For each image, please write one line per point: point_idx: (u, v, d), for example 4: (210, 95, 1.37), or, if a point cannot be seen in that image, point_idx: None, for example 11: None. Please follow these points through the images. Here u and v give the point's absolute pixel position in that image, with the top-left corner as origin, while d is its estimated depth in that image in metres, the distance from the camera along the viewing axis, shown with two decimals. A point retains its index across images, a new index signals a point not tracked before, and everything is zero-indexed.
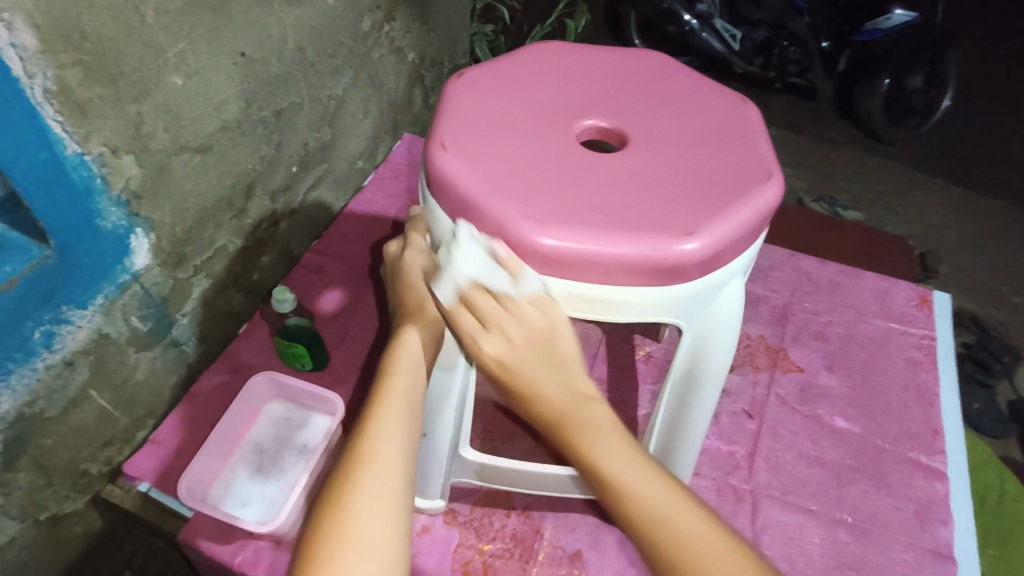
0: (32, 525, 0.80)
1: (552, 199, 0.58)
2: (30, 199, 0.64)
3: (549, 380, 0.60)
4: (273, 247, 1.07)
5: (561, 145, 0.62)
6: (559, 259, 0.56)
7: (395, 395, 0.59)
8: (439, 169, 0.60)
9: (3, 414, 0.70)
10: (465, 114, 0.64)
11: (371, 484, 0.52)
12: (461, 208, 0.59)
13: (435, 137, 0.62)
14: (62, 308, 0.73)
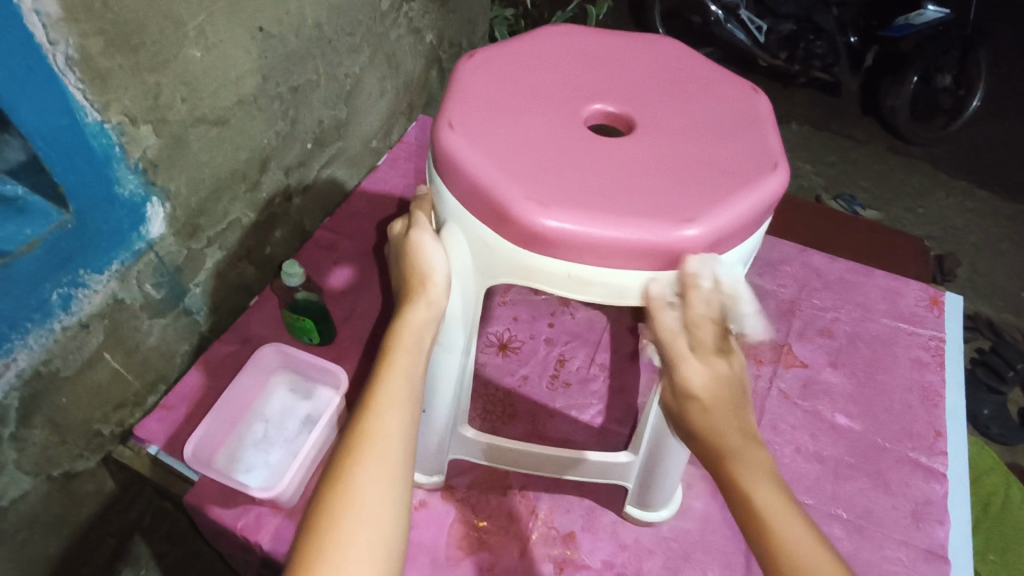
0: (46, 480, 0.83)
1: (555, 181, 0.58)
2: (50, 164, 0.66)
3: (727, 408, 0.59)
4: (287, 222, 1.09)
5: (567, 129, 0.63)
6: (559, 242, 0.57)
7: (399, 372, 0.60)
8: (446, 149, 0.60)
9: (20, 372, 0.73)
10: (475, 97, 0.64)
11: (370, 461, 0.53)
12: (467, 187, 0.60)
13: (443, 117, 0.62)
14: (79, 271, 0.75)
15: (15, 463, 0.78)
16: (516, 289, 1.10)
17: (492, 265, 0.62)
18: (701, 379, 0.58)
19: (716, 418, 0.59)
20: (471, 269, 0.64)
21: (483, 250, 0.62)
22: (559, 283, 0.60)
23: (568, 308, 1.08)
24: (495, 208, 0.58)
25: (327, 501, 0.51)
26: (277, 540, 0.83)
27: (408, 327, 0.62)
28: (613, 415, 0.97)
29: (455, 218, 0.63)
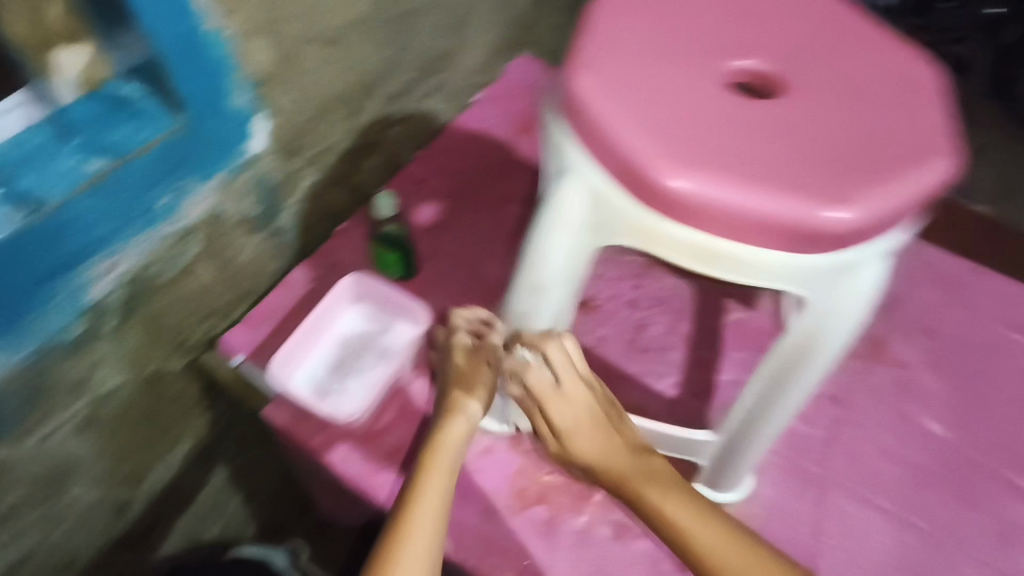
0: (140, 375, 0.88)
1: (693, 139, 0.54)
2: (173, 70, 0.66)
3: (601, 445, 0.69)
4: (379, 151, 1.08)
5: (710, 83, 0.58)
6: (689, 207, 0.53)
7: (438, 468, 0.68)
8: (575, 91, 0.57)
9: (125, 273, 0.76)
10: (611, 38, 0.60)
11: (417, 531, 0.63)
12: (594, 137, 0.56)
13: (574, 59, 0.59)
14: (185, 180, 0.76)
15: (114, 356, 0.82)
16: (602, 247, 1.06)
17: (608, 225, 0.59)
18: (586, 443, 0.69)
19: (621, 478, 0.67)
20: (582, 228, 0.60)
21: (602, 207, 0.58)
22: (681, 251, 0.56)
23: (654, 273, 1.04)
24: (620, 161, 0.55)
25: (383, 551, 0.62)
26: (347, 463, 0.86)
27: (445, 441, 0.71)
28: (689, 387, 0.94)
29: (572, 171, 0.59)
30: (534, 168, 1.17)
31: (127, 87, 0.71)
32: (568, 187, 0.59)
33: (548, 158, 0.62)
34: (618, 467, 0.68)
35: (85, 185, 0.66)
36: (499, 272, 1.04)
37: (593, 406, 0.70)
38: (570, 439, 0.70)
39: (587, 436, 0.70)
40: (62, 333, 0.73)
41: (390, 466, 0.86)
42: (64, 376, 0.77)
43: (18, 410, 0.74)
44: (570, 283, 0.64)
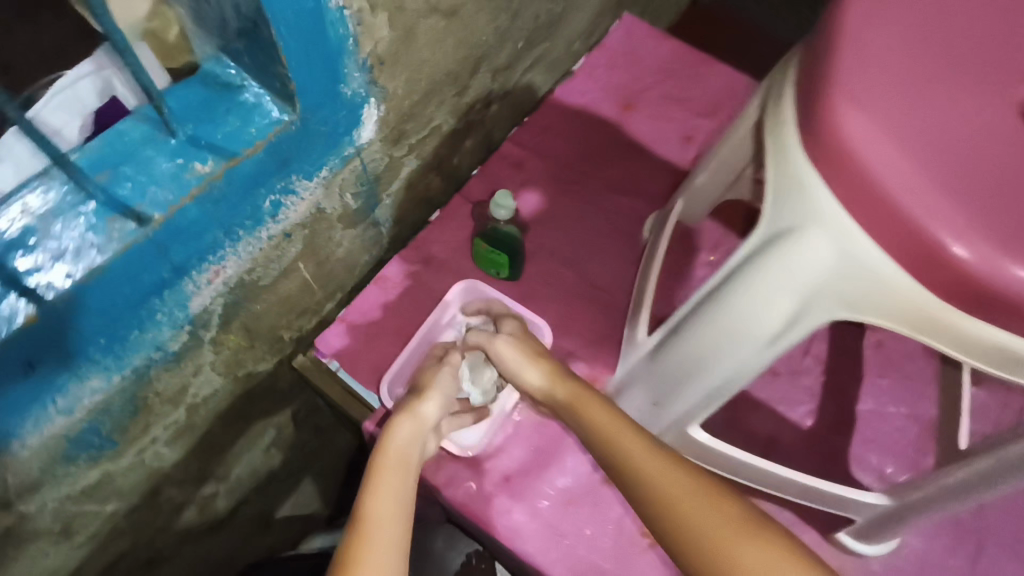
0: (232, 379, 0.81)
1: (993, 202, 0.44)
2: (288, 57, 0.55)
3: (613, 422, 0.60)
4: (479, 130, 0.97)
5: (1008, 120, 0.46)
6: (978, 288, 0.44)
7: (408, 435, 0.64)
8: (838, 112, 0.46)
9: (227, 279, 0.68)
10: (884, 36, 0.48)
11: (386, 495, 0.55)
12: (861, 184, 0.46)
13: (832, 66, 0.48)
14: (292, 178, 0.66)
15: (210, 365, 0.75)
16: (724, 249, 0.95)
17: (850, 292, 0.50)
18: (598, 418, 0.61)
19: (609, 430, 0.60)
20: (814, 289, 0.51)
21: (850, 270, 0.49)
22: (937, 330, 0.48)
23: None
24: (892, 220, 0.45)
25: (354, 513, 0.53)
26: (457, 488, 0.78)
27: (396, 442, 0.62)
28: (826, 419, 0.85)
29: (820, 219, 0.49)
30: (645, 151, 1.04)
31: (231, 68, 0.61)
32: (810, 237, 0.50)
33: (779, 192, 0.52)
34: (623, 448, 0.58)
35: (194, 191, 0.56)
36: (610, 274, 0.94)
37: (610, 404, 0.63)
38: (606, 437, 0.60)
39: (601, 409, 0.62)
40: (162, 348, 0.66)
41: (501, 495, 0.79)
42: (161, 390, 0.70)
43: (115, 429, 0.68)
44: (776, 346, 0.55)
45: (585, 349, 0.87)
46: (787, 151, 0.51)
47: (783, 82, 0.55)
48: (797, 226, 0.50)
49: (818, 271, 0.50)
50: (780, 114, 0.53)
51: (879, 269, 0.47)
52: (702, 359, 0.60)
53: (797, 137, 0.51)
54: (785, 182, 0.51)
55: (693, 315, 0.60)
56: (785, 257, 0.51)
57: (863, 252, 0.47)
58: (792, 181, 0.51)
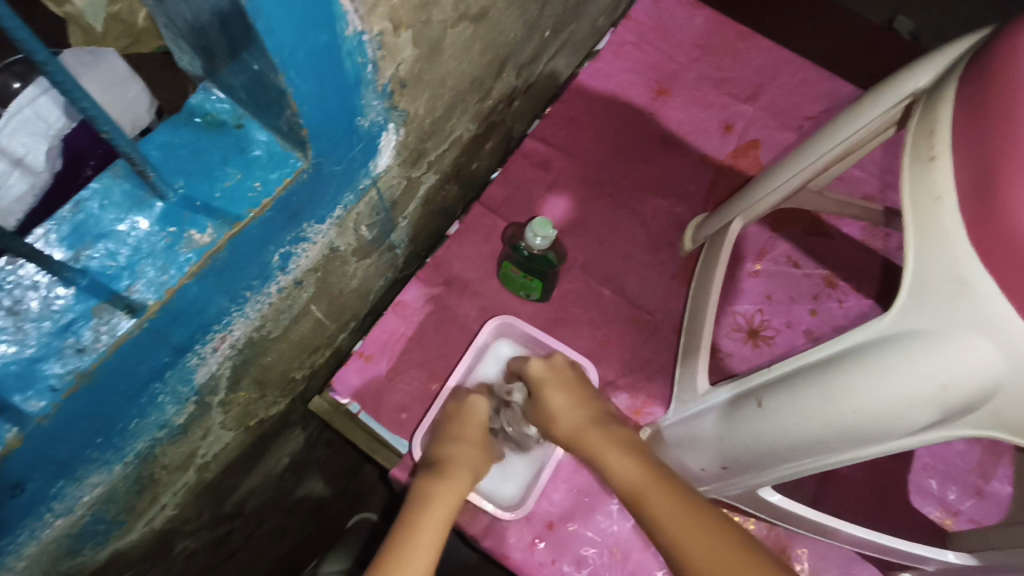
0: (244, 430, 0.74)
1: None
2: (299, 101, 0.44)
3: (651, 480, 0.58)
4: (499, 130, 0.87)
5: None
6: None
7: (445, 492, 0.62)
8: (1008, 170, 0.35)
9: (234, 341, 0.59)
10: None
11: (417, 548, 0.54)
12: None
13: (999, 105, 0.37)
14: (303, 226, 0.57)
15: (220, 424, 0.67)
16: (772, 257, 0.87)
17: (1012, 413, 0.38)
18: (625, 474, 0.60)
19: (639, 486, 0.58)
20: (963, 403, 0.38)
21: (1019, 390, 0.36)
22: None
23: (837, 293, 0.85)
24: None
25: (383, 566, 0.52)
26: (497, 539, 0.72)
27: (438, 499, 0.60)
28: None
29: (984, 319, 0.36)
30: (680, 144, 0.94)
31: (222, 99, 0.49)
32: (970, 339, 0.37)
33: (926, 264, 0.40)
34: (654, 506, 0.55)
35: (194, 268, 0.47)
36: (648, 289, 0.86)
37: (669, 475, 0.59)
38: (638, 497, 0.57)
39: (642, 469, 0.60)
40: (166, 425, 0.58)
41: (544, 544, 0.73)
42: (167, 463, 0.62)
43: (121, 511, 0.60)
44: (895, 448, 0.44)
45: (624, 378, 0.81)
46: (942, 206, 0.39)
47: (936, 96, 0.43)
48: (951, 322, 0.38)
49: (973, 384, 0.37)
50: (930, 146, 0.41)
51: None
52: (790, 443, 0.49)
53: (954, 190, 0.39)
54: (932, 249, 0.40)
55: (785, 388, 0.49)
56: (932, 355, 0.38)
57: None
58: (946, 254, 0.38)
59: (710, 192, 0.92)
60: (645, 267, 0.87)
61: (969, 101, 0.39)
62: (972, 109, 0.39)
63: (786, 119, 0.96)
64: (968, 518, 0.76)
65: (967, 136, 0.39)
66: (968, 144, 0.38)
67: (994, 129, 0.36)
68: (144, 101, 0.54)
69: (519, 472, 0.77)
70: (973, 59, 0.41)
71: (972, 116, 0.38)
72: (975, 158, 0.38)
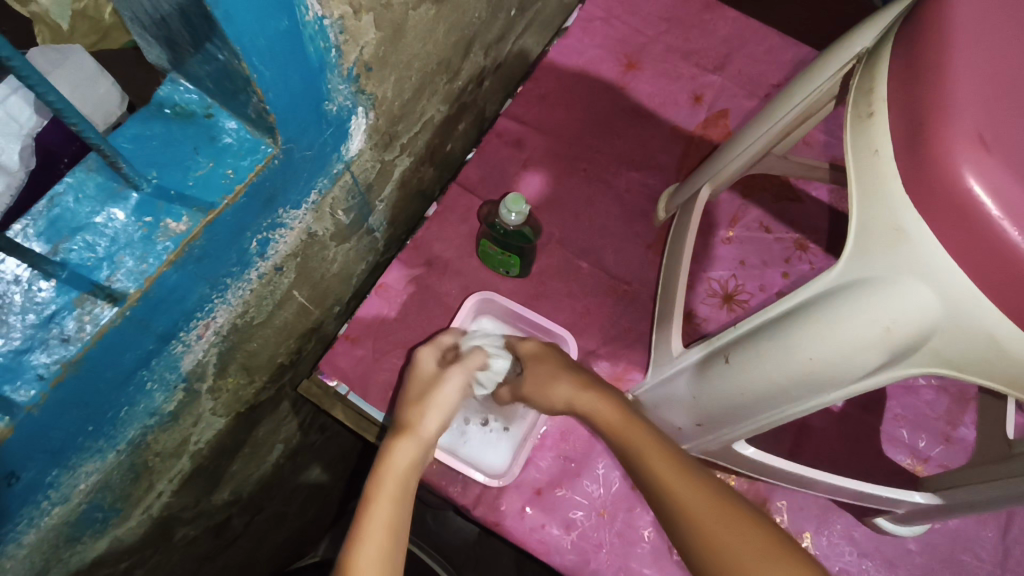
0: (234, 417, 0.75)
1: None
2: (264, 87, 0.45)
3: (654, 451, 0.52)
4: (471, 111, 0.88)
5: None
6: None
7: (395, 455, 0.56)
8: (935, 122, 0.37)
9: (218, 328, 0.60)
10: (997, 15, 0.38)
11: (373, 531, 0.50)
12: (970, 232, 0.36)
13: (931, 60, 0.38)
14: (279, 212, 0.58)
15: (210, 411, 0.69)
16: (744, 223, 0.89)
17: (952, 349, 0.40)
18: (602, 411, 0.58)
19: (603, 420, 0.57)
20: (907, 344, 0.41)
21: (956, 327, 0.39)
22: None
23: (808, 255, 0.87)
24: (1010, 280, 0.36)
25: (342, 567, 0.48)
26: (488, 507, 0.75)
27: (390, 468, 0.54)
28: (858, 399, 0.82)
29: (922, 262, 0.39)
30: (652, 116, 0.95)
31: (190, 90, 0.50)
32: (911, 283, 0.39)
33: (868, 214, 0.42)
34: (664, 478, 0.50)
35: (171, 256, 0.48)
36: (625, 260, 0.88)
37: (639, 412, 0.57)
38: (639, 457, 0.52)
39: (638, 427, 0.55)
40: (156, 413, 0.60)
41: (533, 509, 0.75)
42: (160, 450, 0.64)
43: (118, 499, 0.62)
44: (851, 392, 0.46)
45: (605, 347, 0.83)
46: (879, 159, 0.41)
47: (877, 55, 0.45)
48: (892, 268, 0.40)
49: (914, 325, 0.40)
50: (869, 102, 0.43)
51: (994, 330, 0.38)
52: (756, 395, 0.52)
53: (890, 143, 0.41)
54: (874, 201, 0.42)
55: (748, 343, 0.51)
56: (877, 300, 0.41)
57: (975, 308, 0.38)
58: (886, 204, 0.40)
59: (682, 161, 0.93)
60: (621, 239, 0.89)
61: (905, 57, 0.41)
62: (905, 66, 0.40)
63: (753, 87, 0.98)
64: (938, 464, 0.79)
65: (901, 91, 0.40)
66: (902, 99, 0.40)
67: (924, 84, 0.38)
68: (116, 97, 0.55)
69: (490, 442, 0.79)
70: (909, 17, 0.42)
71: (906, 71, 0.40)
72: (907, 112, 0.40)
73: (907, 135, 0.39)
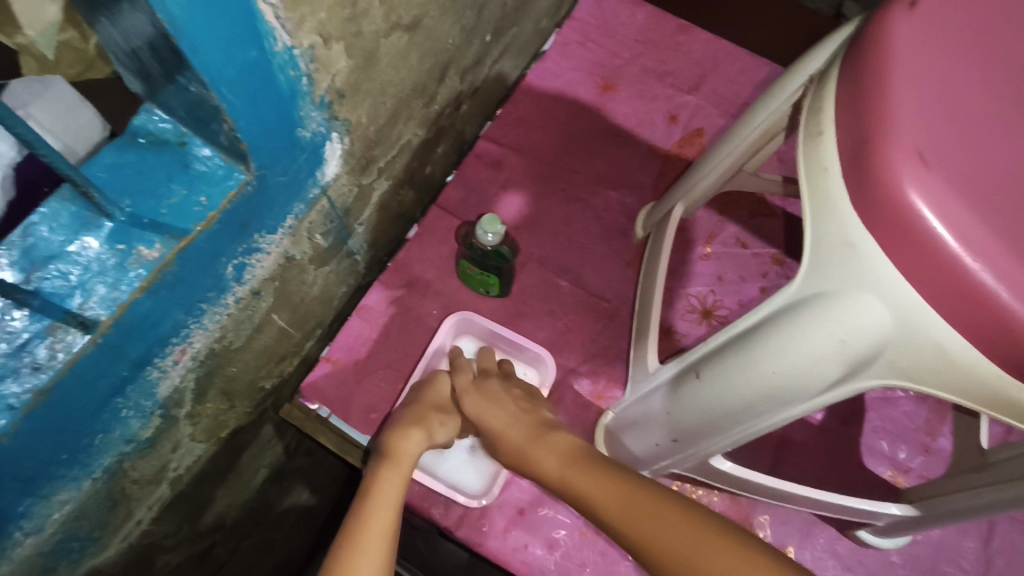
0: (214, 442, 0.75)
1: None
2: (234, 116, 0.46)
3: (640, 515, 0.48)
4: (449, 134, 0.90)
5: None
6: None
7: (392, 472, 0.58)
8: (880, 141, 0.38)
9: (194, 354, 0.61)
10: (934, 38, 0.40)
11: (375, 524, 0.51)
12: (916, 247, 0.37)
13: (873, 80, 0.40)
14: (254, 237, 0.59)
15: (189, 437, 0.69)
16: (721, 240, 0.90)
17: (906, 361, 0.41)
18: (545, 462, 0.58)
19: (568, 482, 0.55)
20: (865, 356, 0.42)
21: (909, 340, 0.40)
22: (986, 399, 0.40)
23: (784, 270, 0.89)
24: (954, 291, 0.37)
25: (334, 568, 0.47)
26: (470, 528, 0.75)
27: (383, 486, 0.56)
28: (837, 412, 0.83)
29: (872, 277, 0.40)
30: (628, 136, 0.97)
31: (163, 119, 0.50)
32: (863, 297, 0.40)
33: (822, 230, 0.43)
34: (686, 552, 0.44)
35: (144, 283, 0.48)
36: (604, 278, 0.88)
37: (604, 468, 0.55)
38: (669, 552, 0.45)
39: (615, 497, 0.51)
40: (132, 440, 0.59)
41: (516, 529, 0.75)
42: (137, 477, 0.63)
43: (94, 527, 0.61)
44: (816, 406, 0.47)
45: (586, 365, 0.84)
46: (829, 176, 0.42)
47: (826, 76, 0.46)
48: (846, 281, 0.41)
49: (869, 337, 0.41)
50: (820, 121, 0.44)
51: (945, 343, 0.39)
52: (725, 410, 0.52)
53: (839, 160, 0.42)
54: (826, 217, 0.43)
55: (716, 358, 0.52)
56: (833, 314, 0.42)
57: (926, 321, 0.38)
58: (838, 220, 0.42)
59: (659, 180, 0.95)
60: (600, 257, 0.90)
61: (850, 78, 0.42)
62: (850, 86, 0.42)
63: (727, 106, 1.00)
64: (918, 475, 0.80)
65: (848, 110, 0.42)
66: (848, 118, 0.42)
67: (868, 103, 0.40)
68: (97, 126, 0.56)
69: (464, 460, 0.79)
70: (854, 39, 0.44)
71: (851, 91, 0.42)
72: (852, 132, 0.41)
73: (854, 153, 0.41)
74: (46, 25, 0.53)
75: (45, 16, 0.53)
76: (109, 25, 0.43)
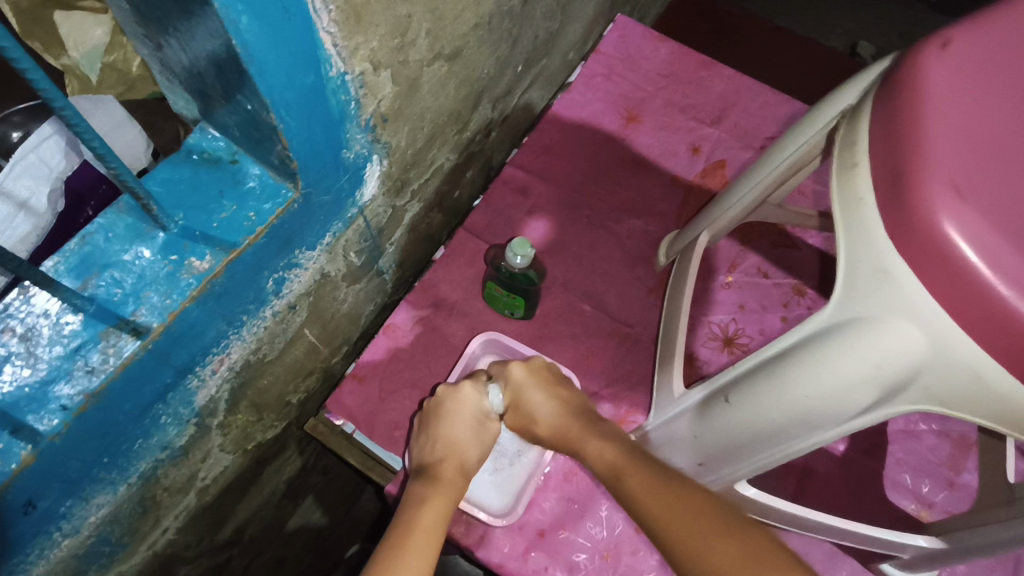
0: (242, 454, 0.76)
1: None
2: (289, 136, 0.49)
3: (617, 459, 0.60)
4: (479, 160, 0.92)
5: None
6: None
7: (435, 498, 0.63)
8: (914, 174, 0.40)
9: (232, 363, 0.62)
10: (965, 79, 0.42)
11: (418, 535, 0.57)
12: (951, 275, 0.39)
13: (908, 116, 0.42)
14: (296, 252, 0.61)
15: (219, 446, 0.70)
16: (743, 269, 0.92)
17: (938, 386, 0.42)
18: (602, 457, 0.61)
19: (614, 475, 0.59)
20: (898, 380, 0.43)
21: (944, 366, 0.41)
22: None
23: (805, 300, 0.90)
24: (989, 320, 0.38)
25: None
26: (490, 548, 0.75)
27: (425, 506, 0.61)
28: (860, 444, 0.83)
29: (906, 303, 0.41)
30: (651, 165, 0.99)
31: (218, 139, 0.53)
32: (898, 322, 0.41)
33: (857, 256, 0.44)
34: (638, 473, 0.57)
35: (194, 292, 0.50)
36: (627, 303, 0.90)
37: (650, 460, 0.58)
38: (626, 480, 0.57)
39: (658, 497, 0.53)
40: (168, 447, 0.61)
41: (536, 552, 0.75)
42: (169, 485, 0.65)
43: (125, 533, 0.62)
44: (848, 430, 0.48)
45: (608, 389, 0.84)
46: (863, 206, 0.44)
47: (858, 111, 0.48)
48: (881, 307, 0.42)
49: (902, 363, 0.42)
50: (853, 153, 0.46)
51: (980, 368, 0.40)
52: (756, 433, 0.53)
53: (872, 191, 0.44)
54: (859, 245, 0.44)
55: (746, 381, 0.53)
56: (866, 338, 0.43)
57: (960, 346, 0.40)
58: (872, 250, 0.43)
59: (682, 209, 0.97)
60: (623, 283, 0.91)
61: (882, 113, 0.44)
62: (884, 122, 0.44)
63: (748, 139, 1.02)
64: (942, 509, 0.79)
65: (882, 145, 0.43)
66: (883, 151, 0.43)
67: (903, 140, 0.41)
68: (141, 143, 0.59)
69: (485, 481, 0.80)
70: (886, 77, 0.46)
71: (884, 125, 0.43)
72: (887, 165, 0.43)
73: (886, 185, 0.42)
74: (91, 48, 0.56)
75: (90, 38, 0.56)
76: (178, 48, 0.45)
